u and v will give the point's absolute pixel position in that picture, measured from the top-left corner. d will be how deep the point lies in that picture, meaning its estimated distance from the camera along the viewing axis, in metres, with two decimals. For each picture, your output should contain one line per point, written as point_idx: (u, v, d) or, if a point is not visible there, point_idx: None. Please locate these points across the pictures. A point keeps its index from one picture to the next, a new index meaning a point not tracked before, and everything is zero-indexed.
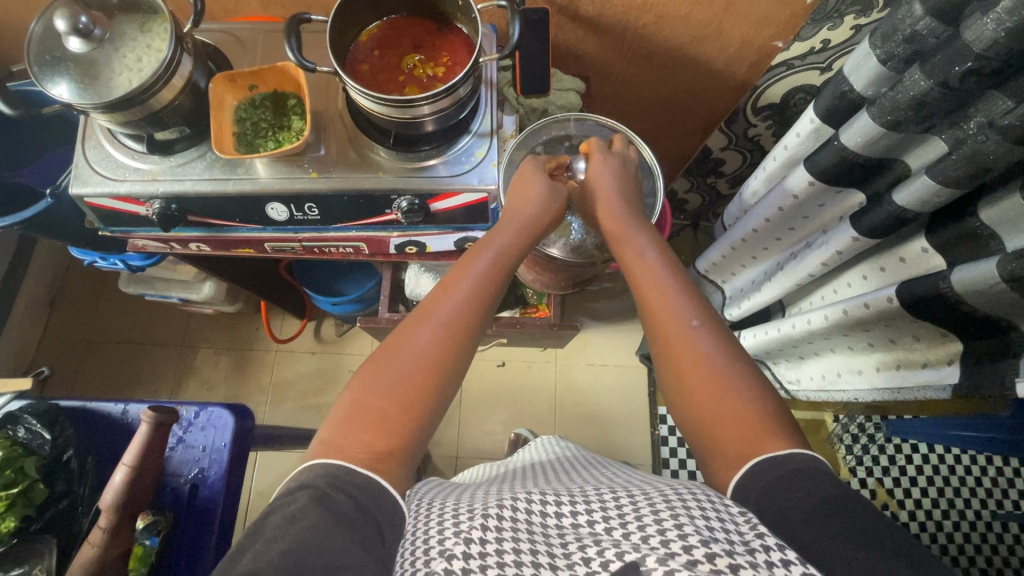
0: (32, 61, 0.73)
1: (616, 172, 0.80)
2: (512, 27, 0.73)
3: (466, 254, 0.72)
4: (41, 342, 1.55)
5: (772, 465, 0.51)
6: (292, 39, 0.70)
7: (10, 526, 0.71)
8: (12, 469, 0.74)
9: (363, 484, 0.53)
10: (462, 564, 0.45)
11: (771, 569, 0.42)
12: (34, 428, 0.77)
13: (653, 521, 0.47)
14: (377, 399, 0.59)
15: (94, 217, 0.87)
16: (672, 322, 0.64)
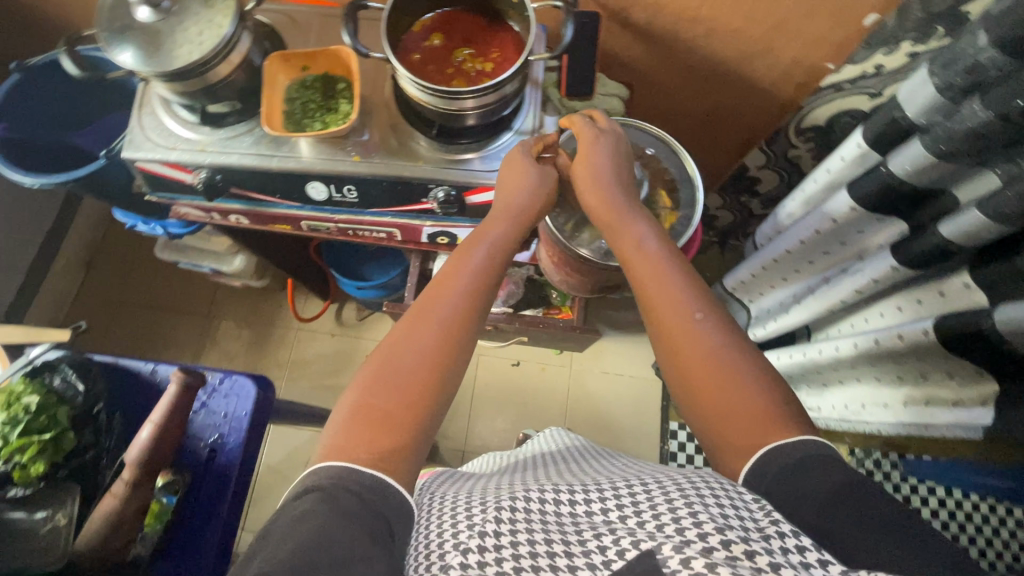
0: (102, 27, 0.76)
1: (607, 154, 0.78)
2: (566, 29, 0.74)
3: (457, 252, 0.70)
4: (76, 298, 1.60)
5: (782, 456, 0.52)
6: (349, 25, 0.72)
7: (39, 470, 0.73)
8: (46, 415, 0.75)
9: (372, 485, 0.52)
10: (478, 556, 0.49)
11: (787, 556, 0.44)
12: (70, 378, 0.80)
13: (669, 512, 0.50)
14: (378, 400, 0.58)
15: (142, 181, 0.90)
16: (671, 316, 0.63)
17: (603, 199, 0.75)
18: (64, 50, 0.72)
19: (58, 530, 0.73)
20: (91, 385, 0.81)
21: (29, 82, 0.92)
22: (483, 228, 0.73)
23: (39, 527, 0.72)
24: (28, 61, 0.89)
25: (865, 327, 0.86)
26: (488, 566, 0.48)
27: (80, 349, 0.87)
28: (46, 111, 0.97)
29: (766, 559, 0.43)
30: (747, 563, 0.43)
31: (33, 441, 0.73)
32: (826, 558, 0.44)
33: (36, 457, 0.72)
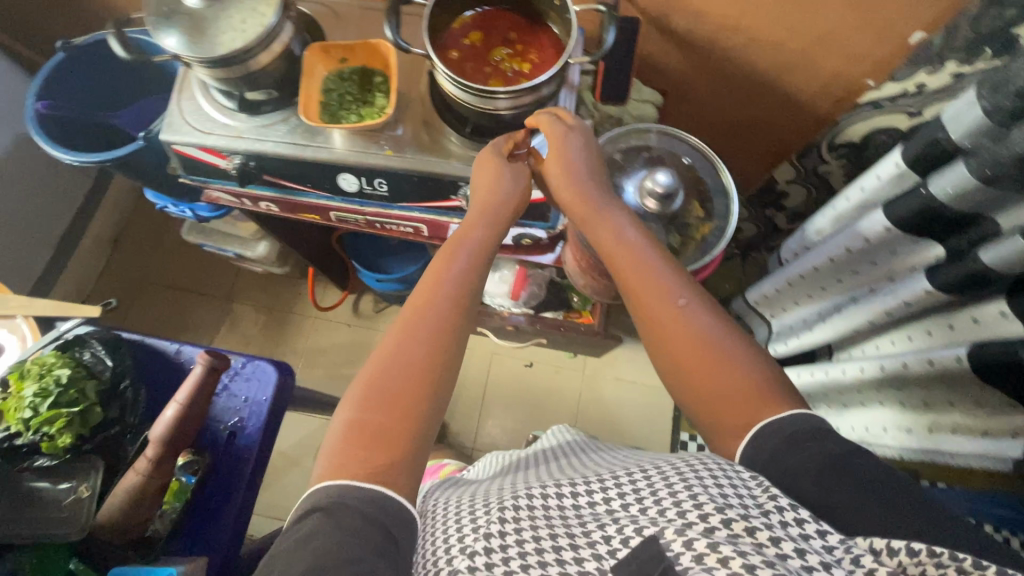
0: (150, 11, 0.77)
1: (576, 146, 0.74)
2: (608, 34, 0.73)
3: (438, 262, 0.69)
4: (101, 275, 1.63)
5: (775, 430, 0.54)
6: (393, 19, 0.72)
7: (66, 442, 0.75)
8: (75, 389, 0.76)
9: (375, 498, 0.53)
10: (485, 558, 0.50)
11: (787, 529, 0.46)
12: (98, 354, 0.82)
13: (670, 497, 0.50)
14: (374, 415, 0.58)
15: (178, 164, 0.91)
16: (658, 312, 0.63)
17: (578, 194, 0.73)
18: (112, 32, 0.73)
19: (81, 502, 0.74)
20: (120, 361, 0.83)
21: (73, 61, 0.94)
22: (461, 232, 0.71)
23: (63, 498, 0.74)
24: (74, 42, 0.90)
25: (892, 349, 0.86)
26: (495, 567, 0.49)
27: (107, 326, 0.89)
28: (87, 91, 0.99)
29: (766, 534, 0.44)
30: (749, 539, 0.44)
31: (63, 413, 0.75)
32: (823, 528, 0.46)
33: (64, 429, 0.74)
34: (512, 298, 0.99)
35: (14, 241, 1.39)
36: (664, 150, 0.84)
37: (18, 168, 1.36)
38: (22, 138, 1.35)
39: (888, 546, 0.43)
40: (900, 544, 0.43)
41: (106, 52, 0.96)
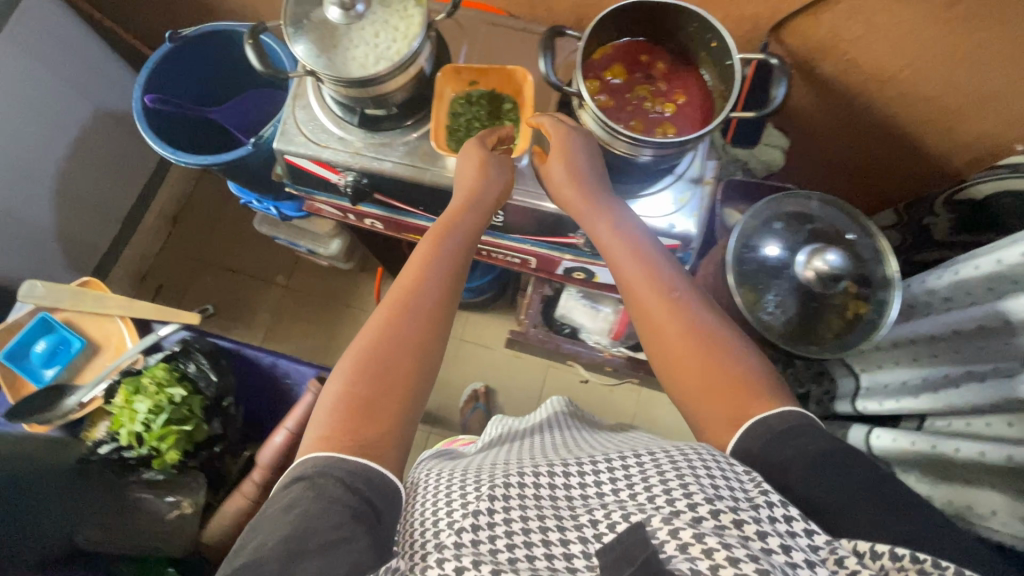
0: (288, 19, 0.73)
1: (580, 149, 0.72)
2: (779, 87, 0.66)
3: (426, 248, 0.69)
4: (159, 253, 1.61)
5: (759, 429, 0.56)
6: (548, 55, 0.68)
7: (174, 457, 0.76)
8: (185, 407, 0.78)
9: (366, 473, 0.53)
10: (472, 535, 0.48)
11: (774, 525, 0.46)
12: (203, 367, 0.82)
13: (660, 482, 0.50)
14: (361, 385, 0.59)
15: (284, 172, 0.87)
16: (648, 302, 0.65)
17: (577, 189, 0.72)
18: (250, 42, 0.69)
19: (184, 517, 0.78)
20: (223, 376, 0.84)
21: (178, 52, 0.91)
22: (452, 217, 0.71)
23: (167, 513, 0.77)
24: (183, 32, 0.87)
25: (1008, 432, 0.80)
26: (482, 545, 0.47)
27: (203, 331, 0.89)
28: (187, 83, 0.95)
29: (753, 528, 0.45)
30: (735, 531, 0.44)
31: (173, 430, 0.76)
32: (811, 527, 0.46)
33: (171, 446, 0.76)
34: (613, 339, 0.95)
35: (86, 216, 1.37)
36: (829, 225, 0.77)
37: (96, 144, 1.33)
38: (101, 113, 1.32)
39: (872, 550, 0.45)
40: (882, 548, 0.44)
41: (211, 44, 0.93)
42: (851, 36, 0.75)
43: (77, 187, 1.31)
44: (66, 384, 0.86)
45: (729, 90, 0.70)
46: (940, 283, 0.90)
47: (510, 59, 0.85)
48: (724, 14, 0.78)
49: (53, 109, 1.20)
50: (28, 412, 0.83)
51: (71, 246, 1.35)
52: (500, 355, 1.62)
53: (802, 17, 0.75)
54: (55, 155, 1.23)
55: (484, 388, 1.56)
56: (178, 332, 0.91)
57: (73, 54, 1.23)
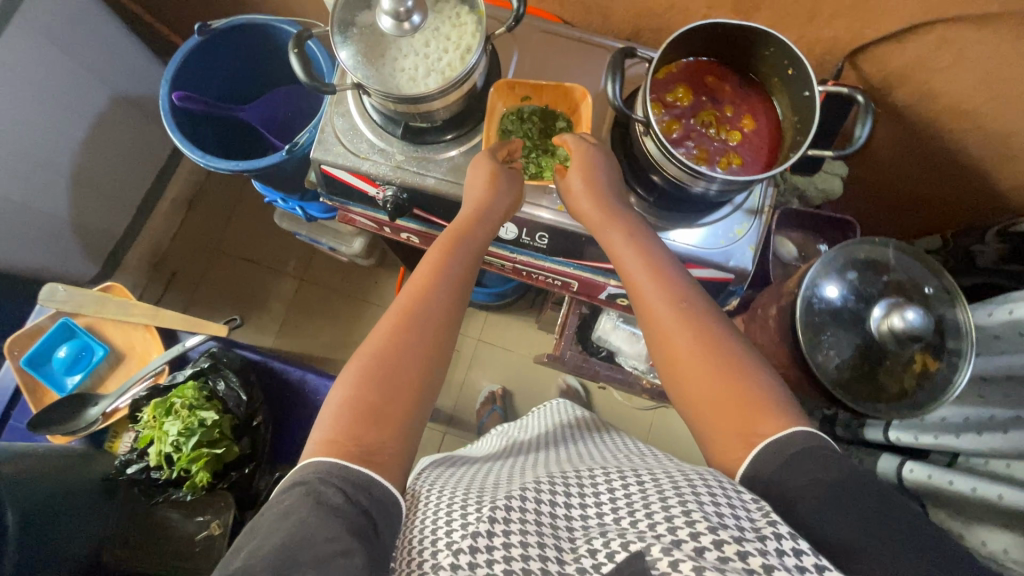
0: (336, 27, 0.68)
1: (598, 162, 0.68)
2: (862, 125, 0.62)
3: (434, 258, 0.67)
4: (174, 239, 1.57)
5: (772, 453, 0.51)
6: (616, 78, 0.63)
7: (204, 479, 0.75)
8: (217, 429, 0.77)
9: (362, 483, 0.51)
10: (469, 558, 0.47)
11: (782, 558, 0.43)
12: (233, 385, 0.80)
13: (661, 509, 0.48)
14: (369, 393, 0.57)
15: (319, 182, 0.83)
16: (661, 313, 0.61)
17: (596, 202, 0.68)
18: (295, 52, 0.64)
19: (213, 537, 0.78)
20: (251, 394, 0.82)
21: (207, 44, 0.85)
22: (464, 225, 0.69)
23: (196, 533, 0.79)
24: (213, 24, 0.81)
25: None
26: (478, 568, 0.46)
27: (231, 342, 0.88)
28: (214, 77, 0.90)
29: (759, 560, 0.42)
30: (740, 563, 0.42)
31: (204, 453, 0.75)
32: (821, 563, 0.43)
33: (202, 468, 0.75)
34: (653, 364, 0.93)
35: (100, 204, 1.32)
36: (904, 276, 0.70)
37: (111, 130, 1.27)
38: (116, 98, 1.26)
39: None
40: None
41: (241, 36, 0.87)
42: (936, 66, 0.70)
43: (92, 175, 1.26)
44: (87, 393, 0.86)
45: (805, 123, 0.66)
46: (993, 319, 0.87)
47: (563, 71, 0.80)
48: (798, 36, 0.73)
49: (67, 95, 1.15)
50: (50, 423, 0.83)
51: (85, 235, 1.31)
52: (519, 357, 1.59)
53: (885, 43, 0.70)
54: (69, 140, 1.18)
55: (502, 390, 1.54)
56: (205, 342, 0.89)
57: (86, 36, 1.17)
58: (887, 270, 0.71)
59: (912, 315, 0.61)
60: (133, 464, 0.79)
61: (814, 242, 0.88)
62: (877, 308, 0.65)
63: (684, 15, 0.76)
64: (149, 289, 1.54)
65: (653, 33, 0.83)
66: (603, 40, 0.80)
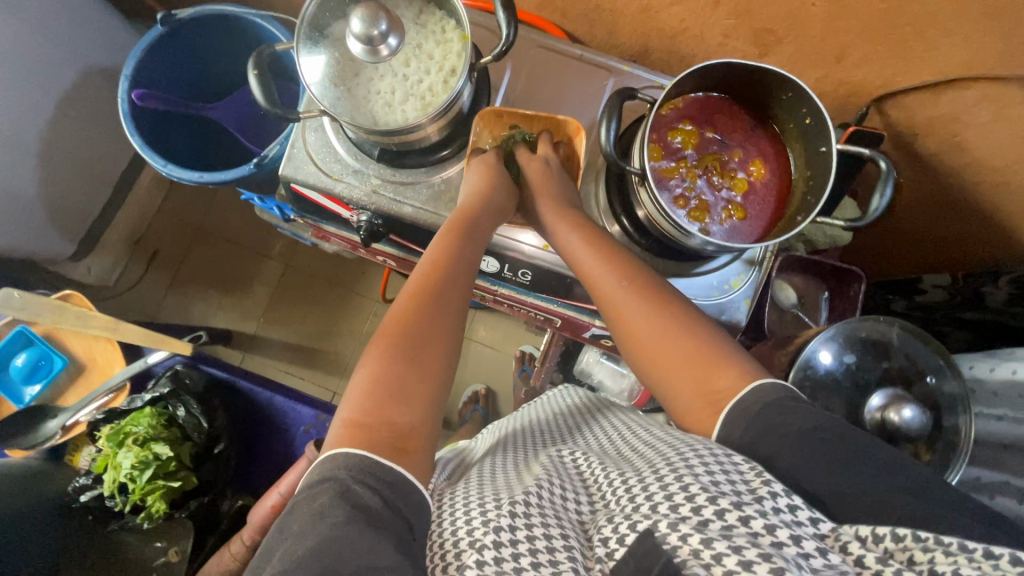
0: (300, 42, 0.60)
1: (552, 172, 0.69)
2: (880, 195, 0.56)
3: (441, 240, 0.62)
4: (155, 217, 1.51)
5: (740, 404, 0.49)
6: (613, 121, 0.57)
7: (160, 508, 0.85)
8: (174, 459, 0.87)
9: (396, 484, 0.46)
10: (495, 553, 0.42)
11: (780, 517, 0.40)
12: (193, 411, 0.90)
13: (658, 487, 0.44)
14: (395, 368, 0.53)
15: (290, 199, 0.77)
16: (608, 286, 0.60)
17: (554, 203, 0.67)
18: (255, 75, 0.58)
19: (170, 564, 0.85)
20: (212, 421, 0.93)
21: (170, 39, 0.82)
22: (467, 215, 0.64)
23: (155, 557, 0.86)
24: (178, 15, 0.78)
25: None
26: (506, 564, 0.41)
27: (198, 358, 0.97)
28: (177, 75, 0.87)
29: (761, 522, 0.39)
30: (744, 530, 0.39)
31: (159, 484, 0.85)
32: (816, 516, 0.41)
33: (157, 497, 0.85)
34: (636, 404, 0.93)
35: (74, 180, 1.25)
36: (907, 363, 0.65)
37: (84, 103, 1.19)
38: (87, 71, 1.18)
39: (873, 533, 0.38)
40: (885, 530, 0.38)
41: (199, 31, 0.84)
42: (971, 120, 0.64)
43: (65, 153, 1.19)
44: (46, 406, 0.92)
45: (819, 185, 0.59)
46: (991, 375, 0.78)
47: (560, 93, 0.72)
48: (822, 75, 0.67)
49: (34, 66, 1.06)
50: (9, 437, 0.90)
51: (60, 214, 1.24)
52: (505, 358, 1.55)
53: (916, 92, 0.64)
54: (39, 117, 1.11)
55: (487, 392, 1.51)
56: (169, 357, 0.97)
57: (53, 3, 1.07)
58: (890, 356, 0.66)
59: (909, 412, 0.59)
60: (88, 489, 0.87)
61: (816, 289, 0.83)
62: (875, 396, 0.62)
63: (697, 41, 0.70)
64: (131, 267, 1.49)
65: (662, 54, 0.76)
66: (604, 60, 0.72)
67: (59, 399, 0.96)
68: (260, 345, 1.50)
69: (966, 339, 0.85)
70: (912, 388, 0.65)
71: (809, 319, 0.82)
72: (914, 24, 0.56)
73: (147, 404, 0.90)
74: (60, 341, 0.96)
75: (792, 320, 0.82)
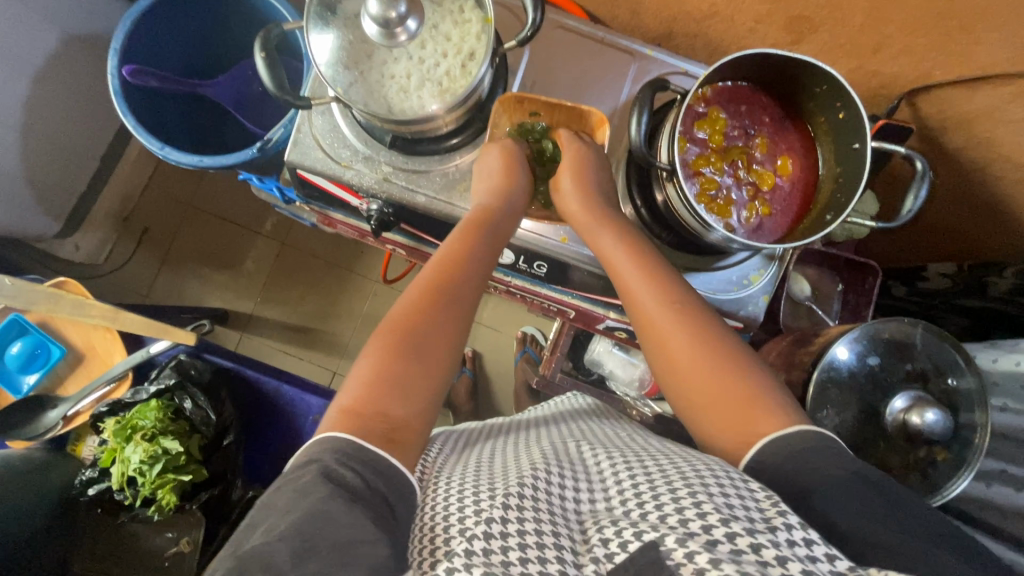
0: (312, 22, 0.56)
1: (592, 162, 0.63)
2: (914, 197, 0.55)
3: (458, 242, 0.60)
4: (144, 193, 1.45)
5: (778, 446, 0.47)
6: (643, 113, 0.54)
7: (172, 501, 0.87)
8: (184, 452, 0.89)
9: (380, 466, 0.46)
10: (484, 545, 0.41)
11: (793, 549, 0.39)
12: (200, 403, 0.90)
13: (668, 498, 0.43)
14: (390, 369, 0.52)
15: (296, 185, 0.73)
16: (655, 314, 0.56)
17: (586, 207, 0.63)
18: (263, 57, 0.55)
19: (183, 554, 0.89)
20: (221, 412, 0.93)
21: (162, 9, 0.78)
22: (484, 215, 0.61)
23: (167, 548, 0.90)
24: None
25: None
26: (494, 557, 0.40)
27: (201, 347, 0.97)
28: (168, 49, 0.83)
29: (773, 552, 0.39)
30: (753, 557, 0.38)
31: (169, 478, 0.87)
32: (832, 552, 0.40)
33: (168, 491, 0.87)
34: (646, 393, 0.98)
35: (58, 155, 1.19)
36: (928, 364, 0.65)
37: (66, 74, 1.13)
38: (68, 39, 1.10)
39: None
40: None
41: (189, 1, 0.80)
42: (1006, 117, 0.63)
43: (46, 127, 1.13)
44: (46, 395, 0.93)
45: (850, 184, 0.57)
46: (993, 366, 0.78)
47: (582, 77, 0.69)
48: (856, 65, 0.66)
49: (13, 32, 0.99)
50: (9, 428, 0.90)
51: (45, 190, 1.18)
52: (507, 340, 1.51)
53: (952, 87, 0.64)
54: (19, 90, 1.04)
55: (489, 373, 1.50)
56: (171, 346, 0.96)
57: None
58: (913, 357, 0.66)
59: (932, 415, 0.60)
60: (95, 484, 0.90)
61: (830, 281, 0.83)
62: (898, 398, 0.64)
63: (727, 26, 0.68)
64: (121, 244, 1.44)
65: (687, 37, 0.74)
66: (627, 44, 0.69)
67: (58, 389, 0.96)
68: (257, 324, 1.47)
69: (964, 326, 0.86)
70: (930, 386, 0.66)
71: (821, 312, 0.82)
72: (960, 18, 0.55)
73: (153, 396, 0.90)
74: (55, 329, 0.96)
75: (805, 313, 0.82)
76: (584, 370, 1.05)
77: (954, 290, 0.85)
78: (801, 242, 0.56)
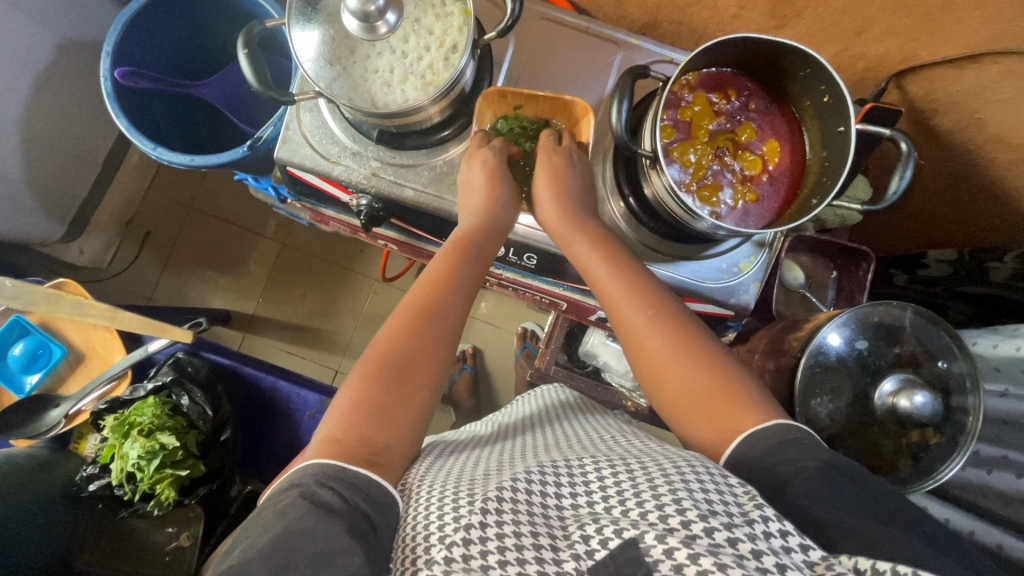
0: (293, 17, 0.57)
1: (569, 173, 0.63)
2: (899, 178, 0.54)
3: (443, 263, 0.61)
4: (145, 196, 1.47)
5: (750, 441, 0.48)
6: (624, 101, 0.54)
7: (170, 497, 0.89)
8: (181, 448, 0.91)
9: (360, 484, 0.46)
10: (464, 550, 0.41)
11: (769, 542, 0.40)
12: (198, 400, 0.92)
13: (650, 495, 0.44)
14: (377, 390, 0.53)
15: (287, 183, 0.74)
16: (632, 318, 0.57)
17: (565, 217, 0.63)
18: (245, 54, 0.55)
19: (183, 548, 0.91)
20: (218, 408, 0.94)
21: (152, 12, 0.79)
22: (469, 236, 0.62)
23: (167, 543, 0.92)
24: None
25: None
26: (473, 562, 0.40)
27: (197, 346, 0.99)
28: (159, 52, 0.85)
29: (748, 546, 0.39)
30: (729, 550, 0.39)
31: (167, 474, 0.89)
32: (806, 542, 0.40)
33: (166, 486, 0.88)
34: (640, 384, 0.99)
35: (58, 160, 1.20)
36: (918, 346, 0.65)
37: (64, 79, 1.14)
38: (65, 44, 1.11)
39: (872, 567, 0.37)
40: (885, 566, 0.37)
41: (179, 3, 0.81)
42: (994, 97, 0.63)
43: (46, 133, 1.14)
44: (48, 395, 0.95)
45: (834, 168, 0.57)
46: (993, 352, 0.77)
47: (567, 68, 0.69)
48: (841, 48, 0.66)
49: (15, 40, 1.01)
50: (14, 427, 0.93)
51: (46, 195, 1.20)
52: (507, 336, 1.51)
53: (938, 68, 0.63)
54: (18, 97, 1.06)
55: (489, 367, 1.51)
56: (169, 345, 0.98)
57: None
58: (901, 341, 0.65)
59: (920, 398, 0.59)
60: (95, 479, 0.92)
61: (823, 268, 0.83)
62: (888, 381, 0.63)
63: (711, 13, 0.69)
64: (123, 247, 1.47)
65: (672, 24, 0.74)
66: (611, 33, 0.69)
67: (60, 388, 0.98)
68: (258, 324, 1.48)
69: (968, 313, 0.84)
70: (922, 371, 0.65)
71: (816, 299, 0.82)
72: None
73: (151, 393, 0.92)
74: (57, 330, 0.98)
75: (798, 301, 0.82)
76: (579, 362, 1.06)
77: (956, 277, 0.82)
78: (787, 226, 0.56)
